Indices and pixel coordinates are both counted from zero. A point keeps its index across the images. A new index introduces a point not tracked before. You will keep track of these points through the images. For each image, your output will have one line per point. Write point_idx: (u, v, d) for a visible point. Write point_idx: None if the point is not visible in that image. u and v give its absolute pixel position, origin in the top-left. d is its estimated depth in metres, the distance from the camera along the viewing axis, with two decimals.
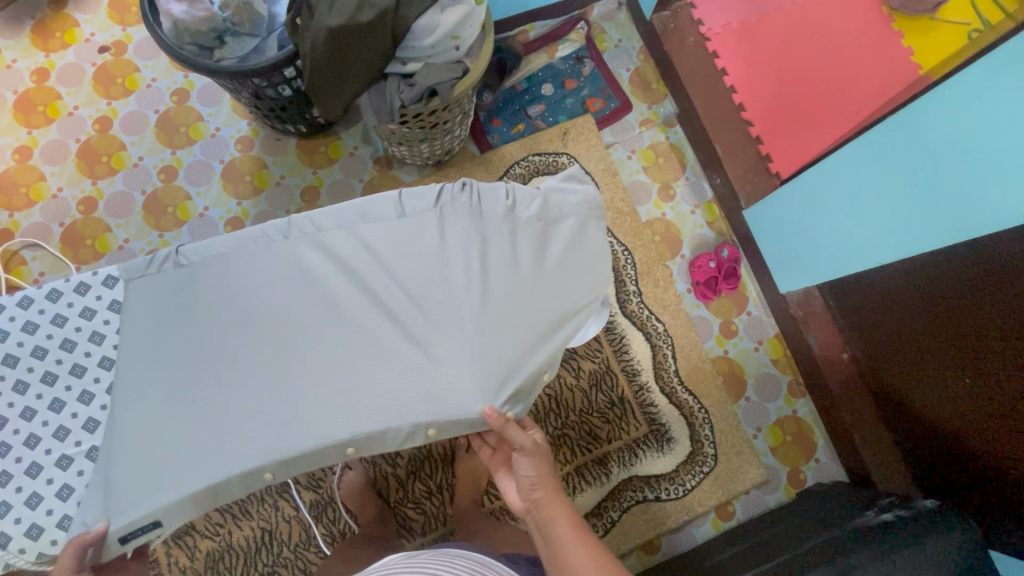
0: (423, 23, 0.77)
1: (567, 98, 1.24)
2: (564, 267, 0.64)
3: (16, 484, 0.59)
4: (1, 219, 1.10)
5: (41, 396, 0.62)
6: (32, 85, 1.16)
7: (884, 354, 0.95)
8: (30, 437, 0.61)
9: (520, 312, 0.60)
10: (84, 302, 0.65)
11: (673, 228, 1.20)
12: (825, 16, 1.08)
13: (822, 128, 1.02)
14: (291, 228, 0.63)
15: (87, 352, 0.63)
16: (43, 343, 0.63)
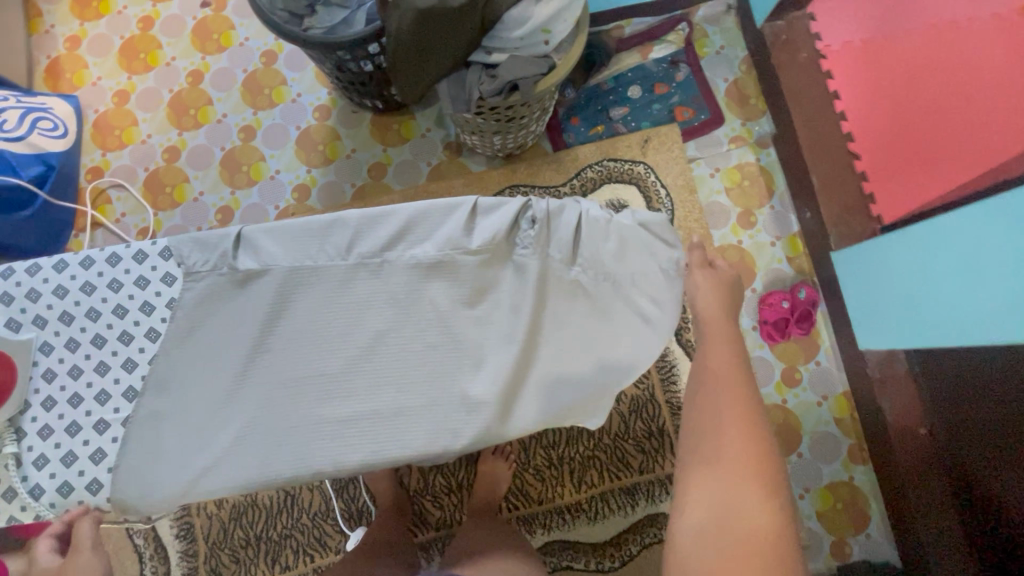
0: (516, 13, 0.73)
1: (654, 104, 1.16)
2: (626, 339, 0.52)
3: (55, 439, 0.58)
4: (93, 157, 1.16)
5: (63, 360, 0.60)
6: (137, 33, 1.21)
7: (973, 438, 0.84)
8: (48, 400, 0.59)
9: (562, 379, 0.51)
10: (112, 273, 0.60)
11: (748, 258, 1.11)
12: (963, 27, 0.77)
13: (929, 179, 0.85)
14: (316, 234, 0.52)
15: (109, 324, 0.60)
16: (97, 305, 0.60)
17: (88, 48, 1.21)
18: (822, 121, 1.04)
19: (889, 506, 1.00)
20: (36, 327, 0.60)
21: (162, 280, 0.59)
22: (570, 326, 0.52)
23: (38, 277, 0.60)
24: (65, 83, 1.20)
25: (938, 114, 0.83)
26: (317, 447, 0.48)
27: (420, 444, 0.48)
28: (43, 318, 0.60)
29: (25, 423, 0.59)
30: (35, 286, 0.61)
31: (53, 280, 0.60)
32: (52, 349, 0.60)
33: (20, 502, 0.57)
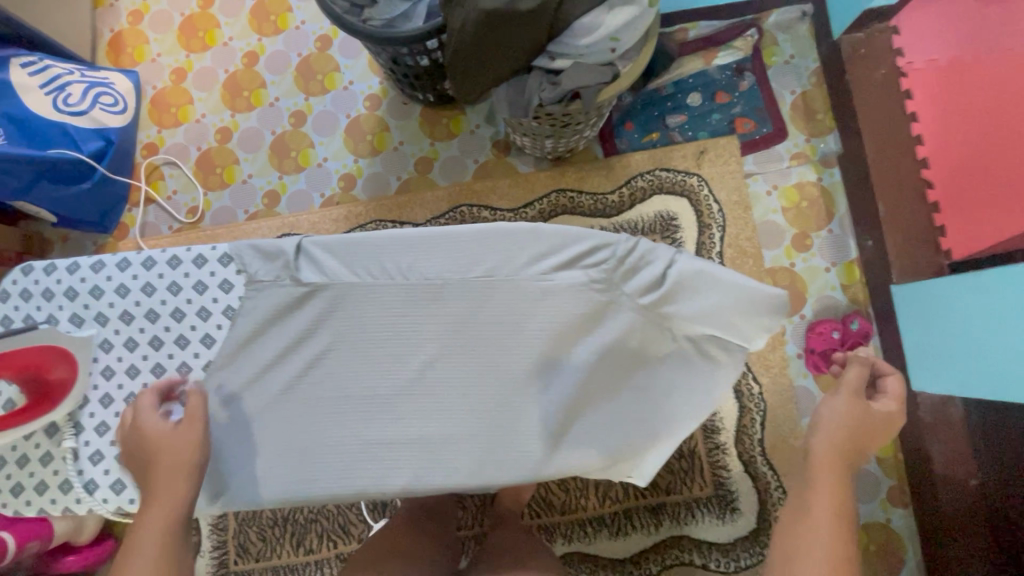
0: (586, 22, 0.70)
1: (714, 113, 1.11)
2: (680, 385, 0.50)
3: (112, 436, 0.61)
4: (150, 133, 1.18)
5: (121, 358, 0.61)
6: (197, 10, 1.22)
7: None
8: (105, 397, 0.61)
9: (604, 418, 0.50)
10: (173, 276, 0.61)
11: (800, 282, 1.06)
12: None
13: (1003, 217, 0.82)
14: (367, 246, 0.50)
15: (167, 326, 0.61)
16: (156, 306, 0.61)
17: (149, 23, 1.22)
18: (894, 144, 0.98)
19: (927, 554, 0.95)
20: (98, 324, 0.61)
21: (219, 286, 0.59)
22: (626, 369, 0.49)
23: (103, 271, 0.61)
24: (125, 58, 1.22)
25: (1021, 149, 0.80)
26: (361, 468, 0.49)
27: (464, 474, 0.48)
28: (105, 315, 0.62)
29: (82, 418, 0.61)
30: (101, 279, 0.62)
31: (116, 278, 0.62)
32: (112, 346, 0.61)
33: (76, 496, 0.60)
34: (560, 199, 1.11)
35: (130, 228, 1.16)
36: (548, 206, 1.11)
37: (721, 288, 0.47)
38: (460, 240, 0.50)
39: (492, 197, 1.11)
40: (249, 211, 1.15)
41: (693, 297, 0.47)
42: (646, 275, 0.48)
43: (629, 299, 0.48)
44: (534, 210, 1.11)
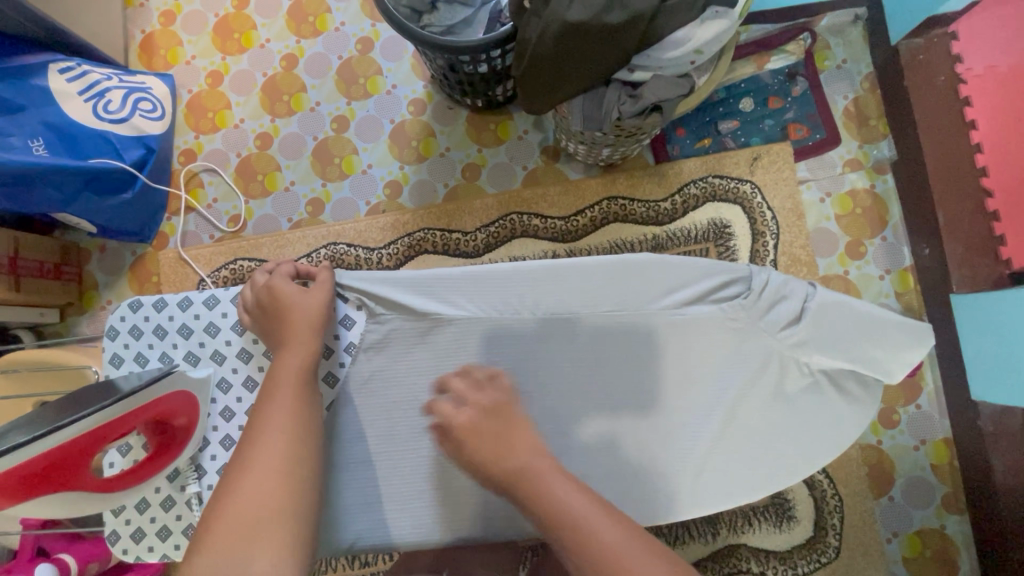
0: (676, 37, 0.68)
1: (767, 119, 1.10)
2: (822, 403, 0.64)
3: None
4: (188, 139, 1.15)
5: (240, 399, 0.70)
6: (232, 11, 1.18)
7: None
8: (225, 438, 0.70)
9: (749, 426, 0.65)
10: None
11: (854, 290, 1.06)
12: None
13: None
14: (541, 286, 0.66)
15: None
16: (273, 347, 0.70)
17: (183, 24, 1.18)
18: (954, 152, 0.97)
19: (983, 558, 0.97)
20: (217, 363, 0.70)
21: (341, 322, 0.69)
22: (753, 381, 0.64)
23: (216, 310, 0.70)
24: (159, 60, 1.18)
25: None
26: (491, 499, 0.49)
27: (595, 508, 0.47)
28: (222, 355, 0.70)
29: (205, 460, 0.70)
30: (211, 320, 0.71)
31: (231, 316, 0.70)
32: (229, 386, 0.70)
33: None
34: (612, 207, 1.09)
35: (171, 238, 1.13)
36: (600, 214, 1.09)
37: (851, 321, 0.60)
38: (610, 282, 0.65)
39: (543, 204, 1.10)
40: (293, 219, 1.13)
41: (829, 330, 0.61)
42: (781, 312, 0.62)
43: (770, 332, 0.63)
44: (586, 217, 1.10)
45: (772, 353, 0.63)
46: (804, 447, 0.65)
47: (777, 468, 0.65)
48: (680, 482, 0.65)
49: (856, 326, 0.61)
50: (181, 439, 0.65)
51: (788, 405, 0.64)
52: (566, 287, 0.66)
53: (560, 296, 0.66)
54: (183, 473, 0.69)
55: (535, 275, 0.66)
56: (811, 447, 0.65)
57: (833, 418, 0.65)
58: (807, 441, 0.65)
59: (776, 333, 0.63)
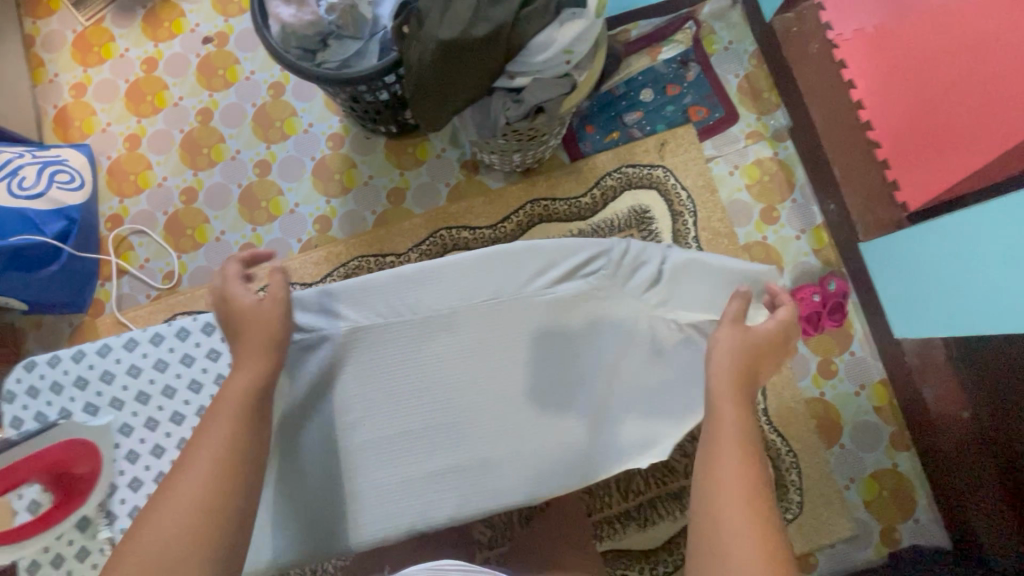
0: (540, 40, 0.72)
1: (667, 106, 1.16)
2: (698, 355, 0.68)
3: None
4: (112, 205, 1.16)
5: (144, 439, 0.73)
6: (142, 75, 1.21)
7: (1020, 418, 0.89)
8: (134, 479, 0.72)
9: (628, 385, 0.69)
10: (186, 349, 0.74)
11: (775, 253, 1.11)
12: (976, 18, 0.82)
13: (948, 163, 0.88)
14: (415, 286, 0.69)
15: (184, 400, 0.73)
16: (170, 381, 0.73)
17: (95, 94, 1.20)
18: (841, 111, 1.04)
19: (937, 491, 1.00)
20: (116, 408, 0.72)
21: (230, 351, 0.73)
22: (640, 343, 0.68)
23: (136, 353, 0.73)
24: (75, 131, 1.19)
25: (946, 103, 0.87)
26: None
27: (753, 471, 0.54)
28: (121, 399, 0.73)
29: (116, 504, 0.72)
30: (132, 362, 0.74)
31: (125, 360, 0.73)
32: (158, 423, 0.73)
33: None
34: (535, 210, 1.13)
35: (106, 303, 1.13)
36: (525, 217, 1.13)
37: (707, 276, 0.67)
38: (482, 272, 0.68)
39: (469, 217, 1.13)
40: None
41: (686, 286, 0.67)
42: (643, 276, 0.68)
43: (635, 295, 0.67)
44: (512, 223, 1.13)
45: (643, 317, 0.68)
46: (687, 398, 0.68)
47: (673, 420, 0.68)
48: (594, 453, 0.68)
49: (705, 275, 0.67)
50: (85, 484, 0.69)
51: (671, 363, 0.68)
52: (438, 284, 0.69)
53: (434, 294, 0.68)
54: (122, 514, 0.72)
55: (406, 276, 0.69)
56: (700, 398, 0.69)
57: (710, 367, 0.68)
58: (690, 392, 0.68)
59: (643, 296, 0.67)
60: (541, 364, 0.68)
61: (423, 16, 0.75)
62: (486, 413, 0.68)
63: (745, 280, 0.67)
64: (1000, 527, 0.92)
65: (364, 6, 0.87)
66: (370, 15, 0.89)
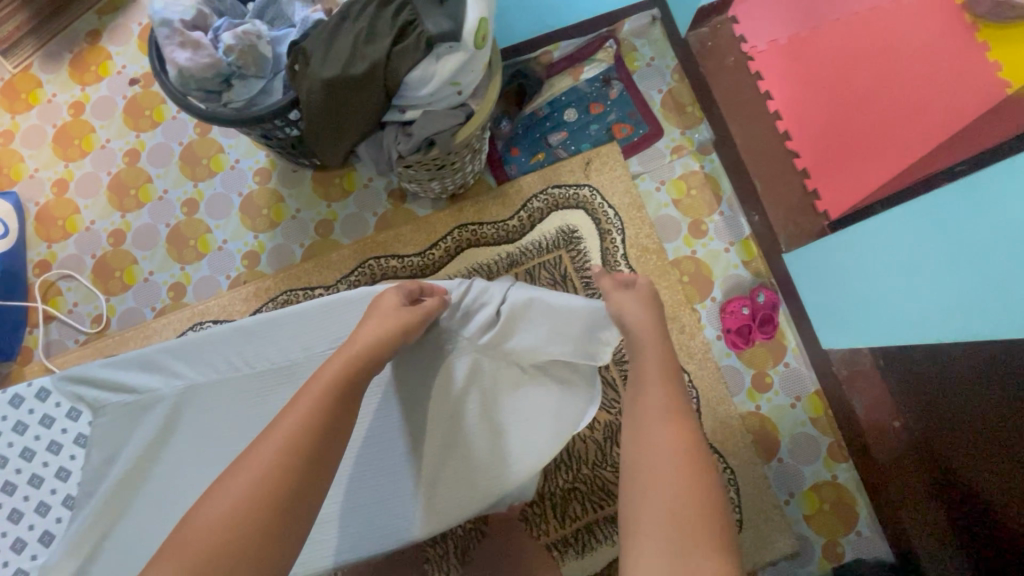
0: (418, 74, 0.72)
1: (592, 125, 1.15)
2: (533, 387, 0.77)
3: None
4: (40, 251, 1.16)
5: None
6: (69, 119, 1.21)
7: (931, 415, 0.89)
8: None
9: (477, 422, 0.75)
10: (21, 417, 0.74)
11: (704, 267, 1.10)
12: (892, 38, 0.98)
13: (875, 160, 0.95)
14: (246, 340, 0.74)
15: (18, 469, 0.73)
16: (5, 451, 0.73)
17: (22, 141, 1.21)
18: (760, 124, 1.10)
19: (875, 503, 0.98)
20: None
21: (66, 415, 0.74)
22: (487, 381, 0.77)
23: (49, 402, 0.74)
24: (2, 179, 1.19)
25: (874, 102, 0.97)
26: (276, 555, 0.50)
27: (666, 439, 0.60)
28: None
29: None
30: (46, 412, 0.75)
31: None
32: (69, 474, 0.73)
33: None
34: (463, 234, 1.12)
35: (34, 350, 1.12)
36: (453, 242, 1.12)
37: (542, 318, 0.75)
38: (317, 319, 0.74)
39: (397, 245, 1.12)
40: (156, 308, 1.13)
41: (521, 327, 0.76)
42: (481, 320, 0.76)
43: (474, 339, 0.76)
44: (441, 249, 1.12)
45: (486, 358, 0.77)
46: (527, 432, 0.75)
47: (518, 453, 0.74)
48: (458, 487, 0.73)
49: (537, 315, 0.75)
50: None
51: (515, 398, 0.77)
52: (266, 338, 0.74)
53: (262, 348, 0.74)
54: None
55: (233, 332, 0.74)
56: (545, 431, 0.75)
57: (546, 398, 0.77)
58: (530, 423, 0.75)
59: (481, 338, 0.76)
60: (413, 403, 0.75)
61: (308, 55, 0.74)
62: (380, 444, 0.74)
63: (576, 314, 0.74)
64: (938, 535, 0.90)
65: (263, 46, 0.87)
66: (270, 53, 0.89)
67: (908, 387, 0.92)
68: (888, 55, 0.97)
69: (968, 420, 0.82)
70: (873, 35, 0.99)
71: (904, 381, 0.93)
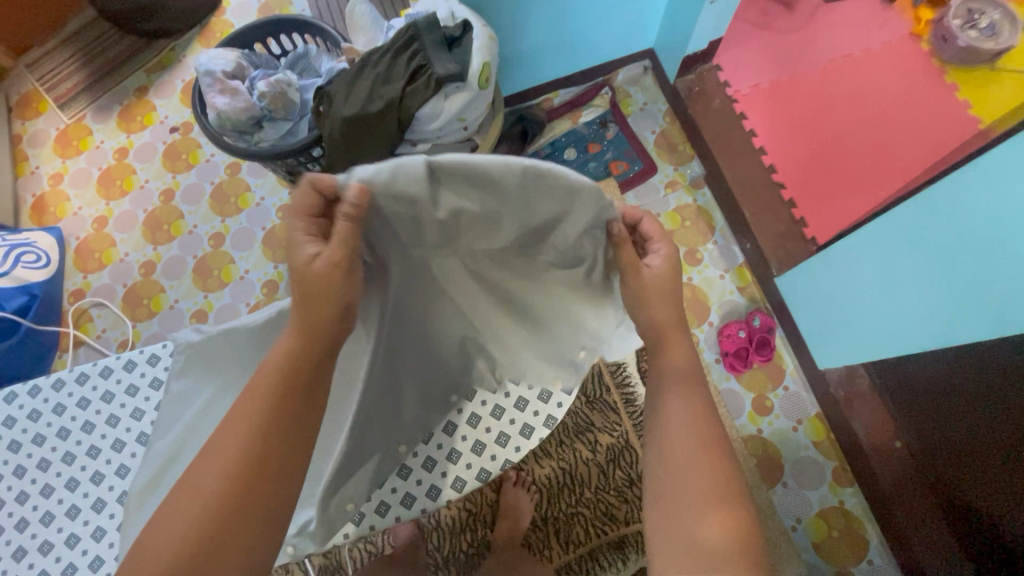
0: (427, 110, 0.80)
1: (590, 162, 1.24)
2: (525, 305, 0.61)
3: (29, 559, 0.71)
4: (76, 280, 1.24)
5: (36, 480, 0.74)
6: (114, 163, 1.33)
7: (931, 434, 0.91)
8: (21, 520, 0.73)
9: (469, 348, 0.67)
10: (82, 392, 0.77)
11: (701, 294, 1.13)
12: (862, 88, 1.17)
13: (859, 190, 1.06)
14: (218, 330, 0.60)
15: (78, 441, 0.75)
16: (67, 424, 0.76)
17: (70, 183, 1.32)
18: (746, 159, 1.17)
19: (885, 526, 0.97)
20: (14, 451, 0.75)
21: (127, 390, 0.77)
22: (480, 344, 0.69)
23: (133, 373, 0.77)
24: (49, 216, 1.30)
25: (852, 139, 1.12)
26: None
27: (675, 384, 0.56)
28: (31, 439, 0.76)
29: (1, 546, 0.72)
30: (132, 381, 0.78)
31: (28, 404, 0.77)
32: (124, 445, 0.75)
33: None
34: None
35: None
36: None
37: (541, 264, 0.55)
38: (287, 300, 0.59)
39: None
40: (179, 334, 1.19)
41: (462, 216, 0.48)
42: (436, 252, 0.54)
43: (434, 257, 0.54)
44: None
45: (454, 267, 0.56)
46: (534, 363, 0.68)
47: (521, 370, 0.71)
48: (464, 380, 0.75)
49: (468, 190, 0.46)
50: None
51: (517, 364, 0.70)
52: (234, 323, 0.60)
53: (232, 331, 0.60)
54: (81, 537, 0.71)
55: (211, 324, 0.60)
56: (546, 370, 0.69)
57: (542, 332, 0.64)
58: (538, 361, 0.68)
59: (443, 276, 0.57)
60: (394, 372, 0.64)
61: (332, 97, 0.85)
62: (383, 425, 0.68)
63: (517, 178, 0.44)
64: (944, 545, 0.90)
65: (292, 92, 0.99)
66: (298, 99, 1.00)
67: (904, 400, 0.94)
68: (859, 102, 1.15)
69: (962, 438, 0.84)
70: (839, 86, 1.17)
71: (900, 394, 0.94)
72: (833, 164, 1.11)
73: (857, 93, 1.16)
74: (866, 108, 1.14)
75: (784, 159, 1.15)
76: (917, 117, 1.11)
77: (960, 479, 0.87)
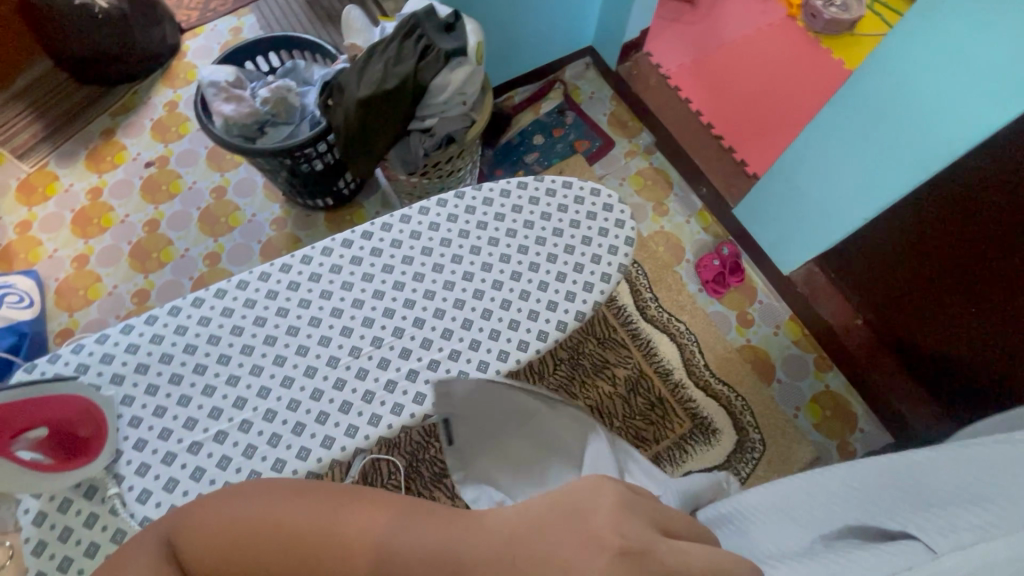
0: (439, 81, 0.91)
1: (557, 144, 1.39)
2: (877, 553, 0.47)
3: (310, 430, 0.63)
4: (61, 320, 1.20)
5: (288, 345, 0.68)
6: (87, 203, 1.32)
7: (882, 300, 1.09)
8: (262, 389, 0.65)
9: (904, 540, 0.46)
10: (354, 253, 0.73)
11: (674, 238, 1.30)
12: (761, 57, 1.44)
13: (776, 136, 1.34)
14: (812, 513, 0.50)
15: (342, 298, 0.70)
16: (327, 286, 0.71)
17: (40, 228, 1.29)
18: (687, 121, 1.38)
19: (867, 396, 1.15)
20: (281, 314, 0.69)
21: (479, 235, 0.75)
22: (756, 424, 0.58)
23: (413, 223, 0.75)
24: (20, 262, 1.25)
25: (764, 96, 1.39)
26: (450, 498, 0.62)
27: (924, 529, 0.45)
28: (284, 308, 0.69)
29: (247, 413, 0.64)
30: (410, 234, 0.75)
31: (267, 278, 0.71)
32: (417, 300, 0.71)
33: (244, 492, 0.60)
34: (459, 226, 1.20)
35: None
36: None
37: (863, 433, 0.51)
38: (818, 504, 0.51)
39: None
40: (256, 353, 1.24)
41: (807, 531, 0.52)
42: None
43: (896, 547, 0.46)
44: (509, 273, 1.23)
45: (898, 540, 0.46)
46: None
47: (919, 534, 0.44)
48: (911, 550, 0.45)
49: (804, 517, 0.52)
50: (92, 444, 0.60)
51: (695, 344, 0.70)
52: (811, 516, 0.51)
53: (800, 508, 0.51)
54: (354, 401, 0.65)
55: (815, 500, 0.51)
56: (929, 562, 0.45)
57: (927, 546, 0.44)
58: None
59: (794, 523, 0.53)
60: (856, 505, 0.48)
61: (343, 86, 0.94)
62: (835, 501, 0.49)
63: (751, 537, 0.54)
64: None
65: (293, 96, 1.06)
66: (298, 103, 1.08)
67: (857, 279, 1.12)
68: (762, 67, 1.43)
69: (910, 289, 1.02)
70: (743, 57, 1.44)
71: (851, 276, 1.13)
72: (752, 119, 1.37)
73: (758, 61, 1.44)
74: (767, 72, 1.42)
75: (718, 120, 1.38)
76: (804, 74, 1.42)
77: (914, 327, 1.05)
